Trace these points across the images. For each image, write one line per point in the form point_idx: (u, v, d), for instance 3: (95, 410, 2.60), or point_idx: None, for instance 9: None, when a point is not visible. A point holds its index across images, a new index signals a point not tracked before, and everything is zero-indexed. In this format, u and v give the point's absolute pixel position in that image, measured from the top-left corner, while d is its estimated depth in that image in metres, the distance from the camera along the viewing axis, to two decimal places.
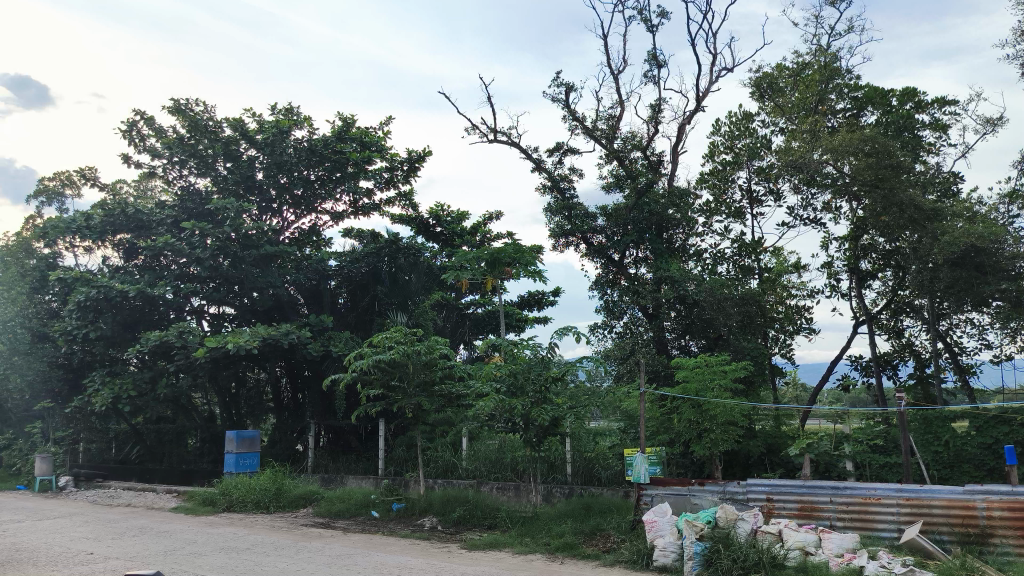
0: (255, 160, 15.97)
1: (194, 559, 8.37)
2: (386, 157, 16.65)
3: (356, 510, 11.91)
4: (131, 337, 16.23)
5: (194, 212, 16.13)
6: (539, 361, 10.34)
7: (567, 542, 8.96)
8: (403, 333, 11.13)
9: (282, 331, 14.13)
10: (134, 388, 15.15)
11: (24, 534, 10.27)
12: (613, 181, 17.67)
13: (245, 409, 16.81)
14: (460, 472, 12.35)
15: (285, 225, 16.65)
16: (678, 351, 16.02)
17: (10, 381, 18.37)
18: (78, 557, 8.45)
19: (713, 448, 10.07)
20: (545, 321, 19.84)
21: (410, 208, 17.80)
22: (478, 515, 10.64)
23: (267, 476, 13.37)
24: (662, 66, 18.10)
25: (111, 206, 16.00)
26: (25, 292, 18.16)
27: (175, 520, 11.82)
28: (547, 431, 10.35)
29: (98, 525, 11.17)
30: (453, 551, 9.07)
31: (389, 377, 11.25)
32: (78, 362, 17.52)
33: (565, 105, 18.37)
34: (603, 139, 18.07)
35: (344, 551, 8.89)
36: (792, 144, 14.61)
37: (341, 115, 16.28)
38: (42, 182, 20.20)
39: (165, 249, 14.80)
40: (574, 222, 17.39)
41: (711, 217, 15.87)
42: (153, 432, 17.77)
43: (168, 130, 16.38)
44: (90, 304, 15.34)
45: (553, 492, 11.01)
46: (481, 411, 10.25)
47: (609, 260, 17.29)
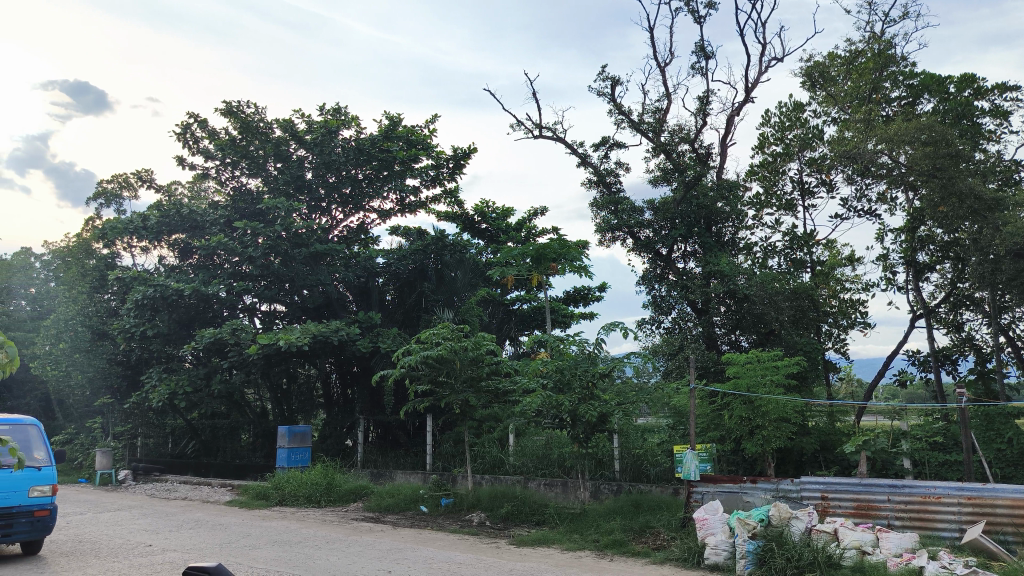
0: (305, 160, 16.22)
1: (248, 551, 8.54)
2: (432, 155, 16.75)
3: (405, 505, 12.03)
4: (187, 335, 16.63)
5: (246, 212, 16.45)
6: (586, 357, 10.30)
7: (616, 540, 8.90)
8: (451, 329, 11.19)
9: (332, 327, 14.36)
10: (189, 385, 15.53)
11: (86, 525, 10.61)
12: (660, 174, 17.46)
13: (296, 405, 17.11)
14: (507, 468, 12.35)
15: (333, 223, 16.88)
16: (728, 346, 15.77)
17: (72, 378, 19.01)
18: (138, 549, 8.69)
19: (766, 445, 9.92)
20: (592, 317, 19.73)
21: (456, 205, 17.88)
22: (526, 511, 10.66)
23: (318, 471, 13.58)
24: (709, 58, 17.87)
25: (166, 207, 16.44)
26: (86, 291, 18.76)
27: (230, 514, 12.08)
28: (595, 428, 10.20)
29: (156, 518, 11.48)
30: (502, 546, 9.09)
31: (437, 373, 11.34)
32: (136, 359, 18.02)
33: (611, 99, 18.26)
34: (650, 133, 17.90)
35: (394, 545, 8.97)
36: (845, 134, 14.25)
37: (388, 114, 16.41)
38: (101, 184, 20.81)
39: (218, 248, 15.16)
40: (621, 216, 17.23)
41: (761, 210, 15.58)
42: (208, 427, 18.19)
43: (220, 131, 16.72)
44: (147, 303, 15.78)
45: (602, 489, 10.95)
46: (529, 408, 10.27)
47: (656, 255, 17.08)
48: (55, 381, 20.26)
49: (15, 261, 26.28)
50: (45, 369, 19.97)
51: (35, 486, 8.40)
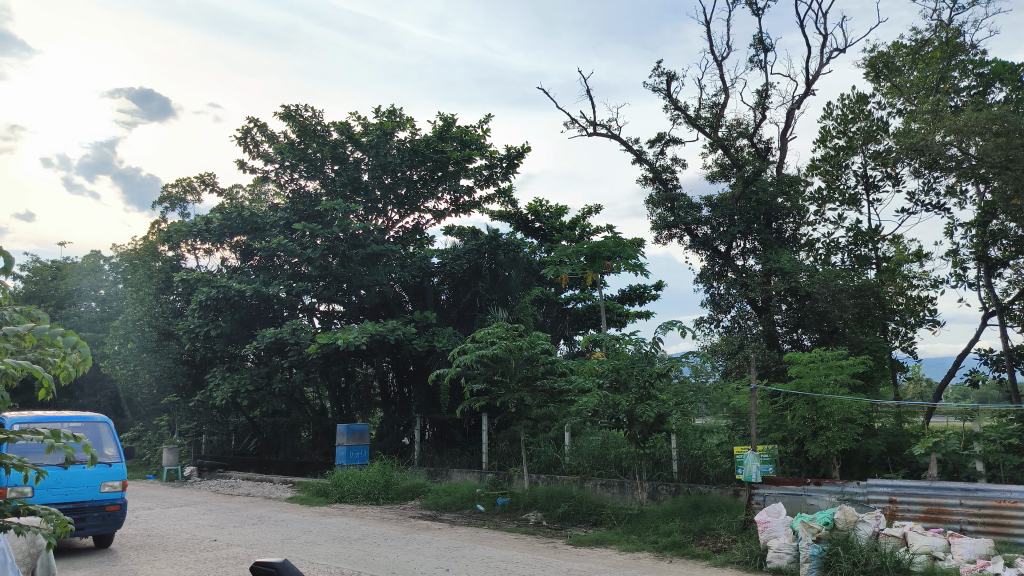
0: (361, 162, 16.45)
1: (309, 547, 8.68)
2: (486, 155, 16.78)
3: (462, 503, 12.10)
4: (249, 334, 17.03)
5: (305, 214, 16.74)
6: (642, 356, 10.19)
7: (676, 541, 8.79)
8: (505, 329, 11.23)
9: (389, 327, 14.53)
10: (251, 383, 15.90)
11: (155, 520, 10.97)
12: (718, 170, 17.20)
13: (355, 403, 17.36)
14: (564, 468, 12.30)
15: (389, 224, 17.09)
16: (789, 345, 15.38)
17: (140, 376, 19.68)
18: (204, 543, 8.91)
19: (830, 447, 9.66)
20: (647, 315, 19.52)
21: (510, 204, 17.91)
22: (583, 511, 10.60)
23: (376, 469, 13.74)
24: (768, 50, 17.55)
25: (228, 210, 16.88)
26: (153, 292, 19.37)
27: (291, 510, 12.32)
28: (652, 428, 10.09)
29: (221, 513, 11.79)
30: (559, 546, 9.05)
31: (492, 372, 11.39)
32: (200, 358, 18.54)
33: (667, 94, 18.08)
34: (707, 128, 17.63)
35: (452, 543, 9.02)
36: (911, 126, 13.81)
37: (442, 115, 16.50)
38: (166, 189, 21.47)
39: (278, 249, 15.50)
40: (677, 213, 17.04)
41: (823, 205, 15.20)
42: (270, 425, 18.61)
43: (279, 135, 17.09)
44: (211, 303, 16.23)
45: (660, 490, 10.81)
46: (585, 408, 10.21)
47: (715, 252, 16.87)
48: (124, 379, 20.97)
49: (86, 263, 27.28)
50: (116, 368, 20.73)
51: (107, 481, 8.69)
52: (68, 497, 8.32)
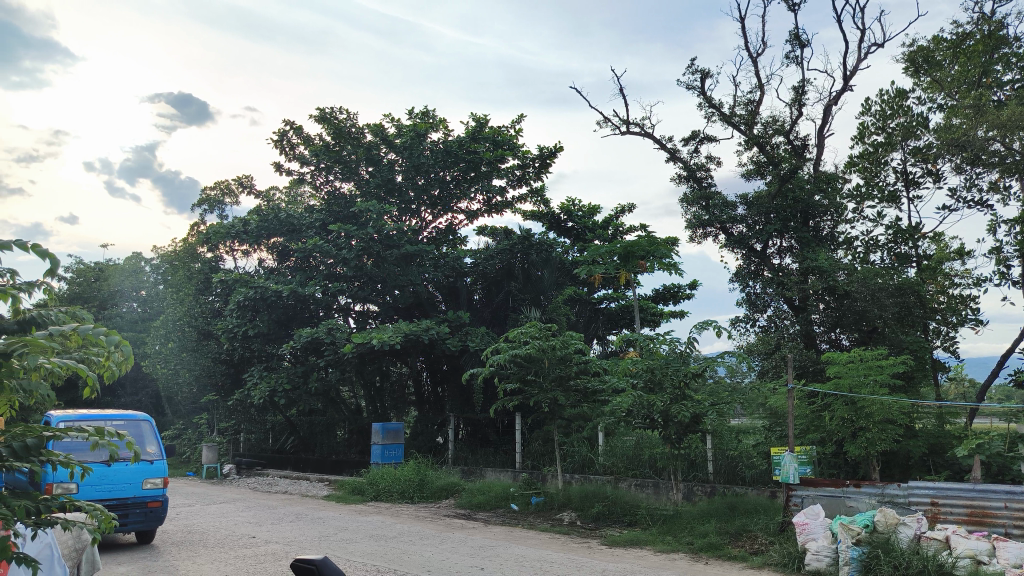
0: (394, 163, 16.57)
1: (346, 545, 8.77)
2: (518, 155, 16.79)
3: (496, 502, 12.13)
4: (286, 334, 17.24)
5: (340, 215, 16.91)
6: (677, 356, 10.14)
7: (712, 543, 8.71)
8: (538, 328, 11.23)
9: (422, 326, 14.62)
10: (288, 382, 16.12)
11: (195, 516, 11.17)
12: (753, 168, 17.03)
13: (389, 402, 17.41)
14: (598, 468, 12.26)
15: (422, 224, 17.18)
16: (827, 345, 15.14)
17: (180, 376, 20.07)
18: (243, 540, 9.05)
19: (869, 448, 9.49)
20: (682, 315, 19.38)
21: (542, 204, 17.90)
22: (618, 512, 10.55)
23: (411, 468, 13.83)
24: (804, 46, 17.34)
25: (265, 212, 17.12)
26: (193, 293, 19.72)
27: (327, 508, 12.45)
28: (688, 428, 10.02)
29: (259, 510, 11.96)
30: (594, 547, 9.03)
31: (526, 372, 11.40)
32: (238, 358, 18.83)
33: (701, 92, 17.95)
34: (742, 126, 17.46)
35: (487, 542, 9.04)
36: (952, 121, 13.55)
37: (475, 116, 16.54)
38: (204, 191, 21.84)
39: (314, 250, 15.69)
40: (713, 212, 16.95)
41: (861, 202, 14.95)
42: (306, 423, 18.85)
43: (314, 137, 17.28)
44: (248, 304, 16.48)
45: (695, 490, 10.73)
46: (619, 408, 10.16)
47: (751, 251, 16.72)
48: (164, 378, 21.38)
49: (127, 264, 27.86)
50: (157, 368, 21.16)
51: (148, 479, 8.86)
52: (112, 493, 8.51)
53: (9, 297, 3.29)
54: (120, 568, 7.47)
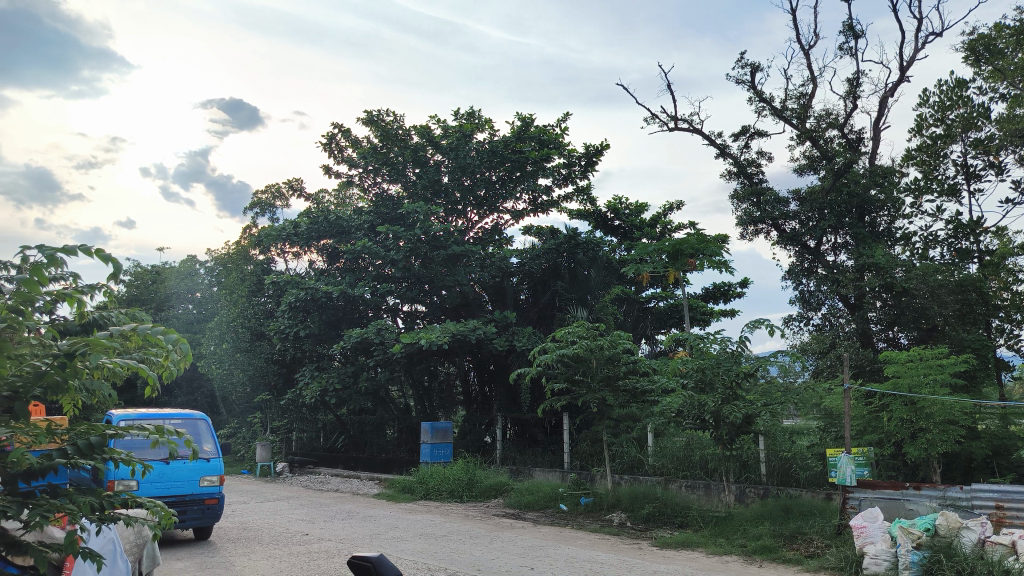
0: (441, 164, 16.68)
1: (398, 543, 8.87)
2: (564, 154, 16.74)
3: (545, 502, 12.13)
4: (336, 334, 17.47)
5: (388, 216, 17.13)
6: (728, 356, 9.99)
7: (766, 546, 8.57)
8: (586, 328, 11.20)
9: (470, 326, 14.67)
10: (338, 382, 16.36)
11: (251, 513, 11.41)
12: (806, 163, 16.71)
13: (437, 401, 17.51)
14: (647, 468, 12.16)
15: (469, 225, 17.26)
16: (885, 343, 14.81)
17: (235, 376, 20.54)
18: (297, 537, 9.20)
19: (930, 450, 9.25)
20: (732, 314, 19.12)
21: (588, 203, 17.83)
22: (668, 513, 10.44)
23: (460, 467, 13.90)
24: (858, 37, 16.94)
25: (315, 214, 17.40)
26: (246, 295, 20.15)
27: (378, 507, 12.60)
28: (740, 429, 9.87)
29: (312, 508, 12.15)
30: (644, 548, 8.96)
31: (573, 371, 11.37)
32: (290, 358, 19.18)
33: (751, 86, 17.69)
34: (794, 120, 17.15)
35: (536, 542, 9.04)
36: (1016, 111, 13.10)
37: (520, 115, 16.55)
38: (256, 195, 22.28)
39: (363, 251, 15.90)
40: (764, 208, 16.76)
41: (919, 197, 14.54)
42: (357, 422, 19.12)
43: (362, 140, 17.50)
44: (300, 304, 16.78)
45: (748, 492, 10.55)
46: (669, 408, 10.08)
47: (804, 248, 16.48)
48: (219, 378, 21.90)
49: (183, 267, 28.67)
50: (212, 368, 21.70)
51: (205, 476, 9.06)
52: (171, 490, 8.72)
53: (74, 299, 3.41)
54: (179, 563, 7.66)
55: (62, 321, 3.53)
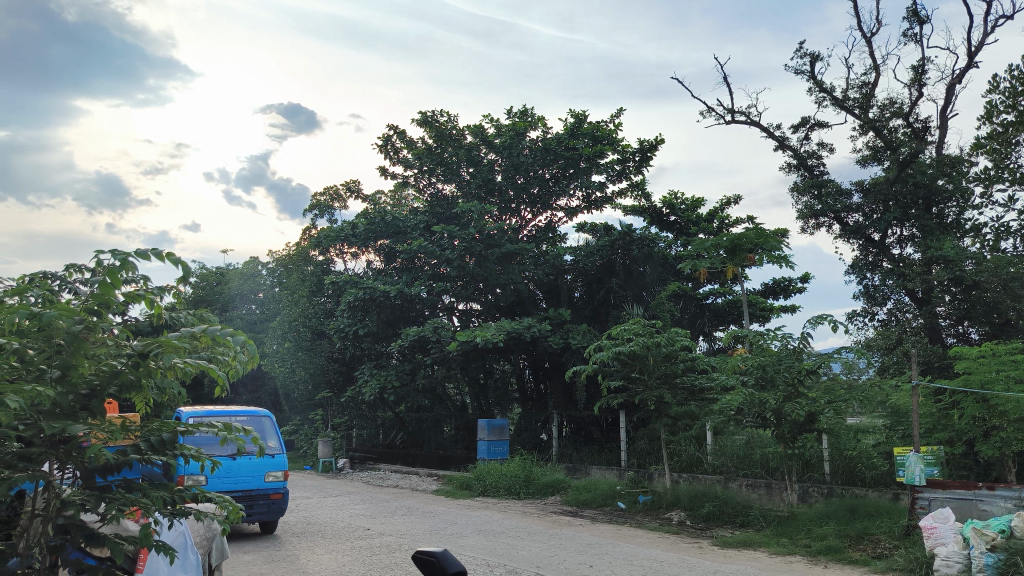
0: (494, 163, 16.75)
1: (457, 539, 8.96)
2: (618, 149, 16.62)
3: (603, 500, 12.09)
4: (394, 333, 17.70)
5: (443, 216, 17.35)
6: (790, 353, 9.79)
7: (830, 546, 8.39)
8: (642, 325, 11.13)
9: (524, 324, 14.71)
10: (396, 380, 16.59)
11: (313, 508, 11.66)
12: (869, 154, 16.27)
13: (494, 399, 17.59)
14: (706, 467, 12.02)
15: (523, 223, 17.29)
16: (955, 339, 14.49)
17: (297, 374, 21.02)
18: (358, 532, 9.38)
19: (1004, 449, 8.94)
20: (794, 310, 18.70)
21: (643, 199, 17.68)
22: (729, 512, 10.29)
23: (517, 463, 13.97)
24: (923, 23, 16.38)
25: (372, 215, 17.68)
26: (306, 295, 20.57)
27: (437, 503, 12.73)
28: (802, 427, 9.69)
29: (373, 504, 12.35)
30: (705, 547, 8.86)
31: (630, 369, 11.30)
32: (349, 356, 19.54)
33: (811, 77, 17.30)
34: (856, 110, 16.71)
35: (594, 540, 9.02)
36: None
37: (573, 112, 16.50)
38: (315, 197, 22.71)
39: (419, 250, 16.12)
40: (825, 201, 16.42)
41: (990, 186, 14.00)
42: (414, 419, 19.34)
43: (417, 141, 17.68)
44: (359, 304, 17.12)
45: (811, 492, 10.33)
46: (729, 406, 9.94)
47: (868, 241, 16.12)
48: (282, 377, 22.44)
49: (246, 269, 29.58)
50: (275, 367, 22.25)
51: (271, 471, 9.30)
52: (238, 485, 8.98)
53: (146, 301, 3.55)
54: (246, 556, 7.89)
55: (134, 322, 3.67)
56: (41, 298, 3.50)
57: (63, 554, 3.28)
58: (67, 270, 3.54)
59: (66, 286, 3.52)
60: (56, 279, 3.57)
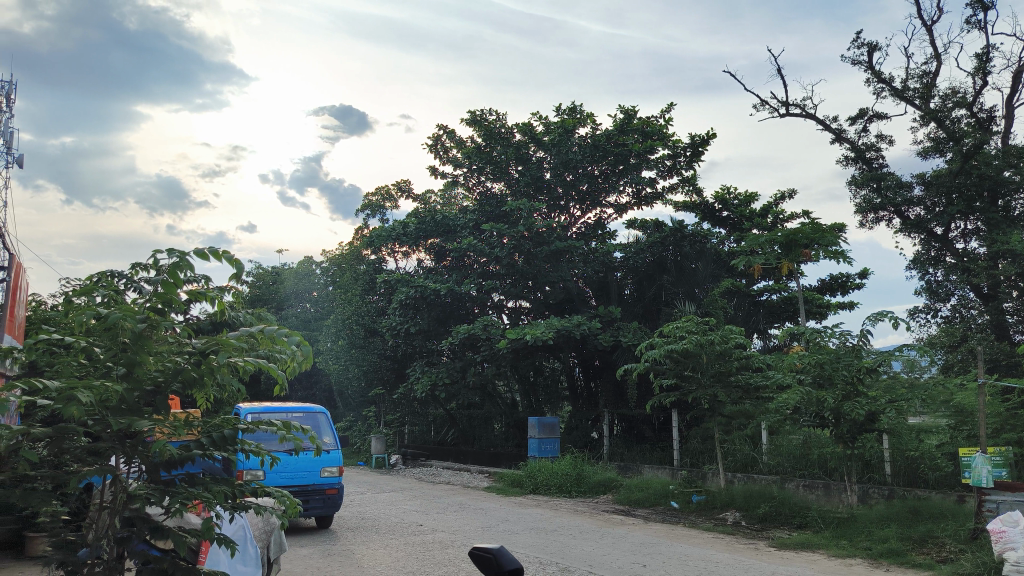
0: (543, 161, 16.75)
1: (509, 536, 8.98)
2: (668, 144, 16.42)
3: (656, 499, 12.01)
4: (445, 330, 17.83)
5: (492, 214, 17.41)
6: (849, 350, 9.56)
7: (892, 549, 8.17)
8: (694, 323, 11.00)
9: (574, 322, 14.68)
10: (447, 377, 16.74)
11: (368, 504, 11.82)
12: (931, 145, 15.78)
13: (544, 397, 17.62)
14: (762, 467, 11.83)
15: (572, 220, 17.22)
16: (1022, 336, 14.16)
17: (351, 371, 21.37)
18: (412, 528, 9.48)
19: None
20: (852, 307, 18.26)
21: (694, 194, 17.46)
22: (786, 513, 10.11)
23: (568, 461, 13.95)
24: (987, 9, 15.81)
25: (423, 214, 17.89)
26: (359, 294, 20.87)
27: (489, 500, 12.81)
28: (862, 427, 9.49)
29: (426, 500, 12.48)
30: (761, 548, 8.72)
31: (683, 367, 11.19)
32: (401, 354, 19.79)
33: (868, 67, 16.86)
34: (917, 100, 16.22)
35: (648, 539, 8.96)
36: None
37: (623, 108, 16.38)
38: (366, 197, 23.01)
39: (469, 249, 16.25)
40: (885, 194, 15.98)
41: None
42: (465, 416, 19.45)
43: (467, 140, 17.78)
44: (410, 303, 17.32)
45: (871, 493, 10.10)
46: (785, 404, 9.75)
47: (931, 235, 15.92)
48: (335, 374, 22.84)
49: (301, 268, 30.17)
50: (329, 364, 22.66)
51: (326, 467, 9.47)
52: (295, 480, 9.18)
53: (207, 300, 3.63)
54: (303, 550, 8.04)
55: (196, 321, 3.78)
56: (107, 298, 3.61)
57: (130, 546, 3.36)
58: (132, 269, 3.65)
59: (131, 285, 3.63)
60: (120, 278, 3.68)
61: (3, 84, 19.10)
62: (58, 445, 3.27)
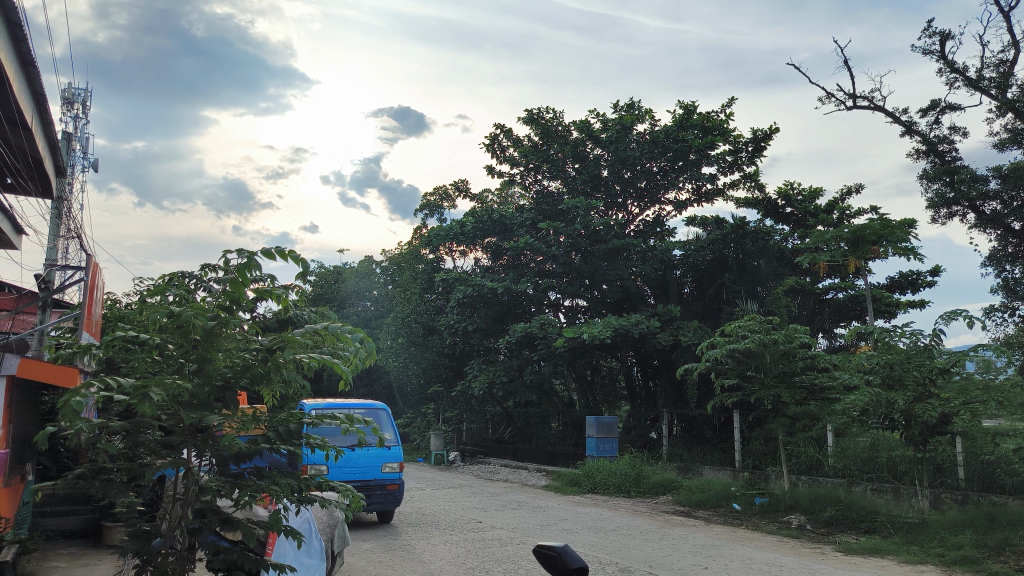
0: (600, 158, 16.68)
1: (569, 535, 8.96)
2: (729, 140, 16.13)
3: (717, 501, 11.84)
4: (502, 329, 17.90)
5: (549, 213, 17.40)
6: (919, 350, 9.27)
7: (968, 556, 7.86)
8: (757, 322, 10.80)
9: (632, 320, 14.58)
10: (505, 375, 16.86)
11: (427, 500, 11.95)
12: (1008, 137, 15.24)
13: (602, 396, 17.56)
14: (827, 470, 11.55)
15: (630, 218, 17.07)
16: None
17: (410, 369, 21.65)
18: (472, 525, 9.54)
19: None
20: (923, 305, 17.67)
21: (757, 191, 17.13)
22: (853, 517, 9.87)
23: (626, 461, 13.87)
24: None
25: (480, 213, 17.99)
26: (417, 292, 21.10)
27: (548, 499, 12.81)
28: (934, 429, 9.22)
29: (485, 498, 12.55)
30: (828, 553, 8.53)
31: (744, 367, 11.03)
32: (459, 352, 19.96)
33: (940, 56, 16.29)
34: (993, 90, 15.61)
35: (710, 542, 8.84)
36: None
37: (682, 103, 16.18)
38: (425, 197, 23.25)
39: (526, 249, 16.33)
40: (959, 188, 15.40)
41: None
42: (523, 414, 19.46)
43: (524, 140, 17.81)
44: (468, 301, 17.44)
45: (943, 498, 9.75)
46: (851, 406, 9.49)
47: (1008, 230, 15.30)
48: (395, 372, 23.15)
49: (362, 268, 30.59)
50: (389, 362, 22.98)
51: (387, 462, 9.59)
52: (357, 475, 9.33)
53: (273, 297, 3.72)
54: (366, 545, 8.18)
55: (262, 319, 3.87)
56: (179, 297, 3.73)
57: (201, 536, 3.48)
58: (202, 269, 3.77)
59: (201, 284, 3.75)
60: (191, 279, 3.80)
61: (79, 92, 19.96)
62: (133, 438, 3.39)
